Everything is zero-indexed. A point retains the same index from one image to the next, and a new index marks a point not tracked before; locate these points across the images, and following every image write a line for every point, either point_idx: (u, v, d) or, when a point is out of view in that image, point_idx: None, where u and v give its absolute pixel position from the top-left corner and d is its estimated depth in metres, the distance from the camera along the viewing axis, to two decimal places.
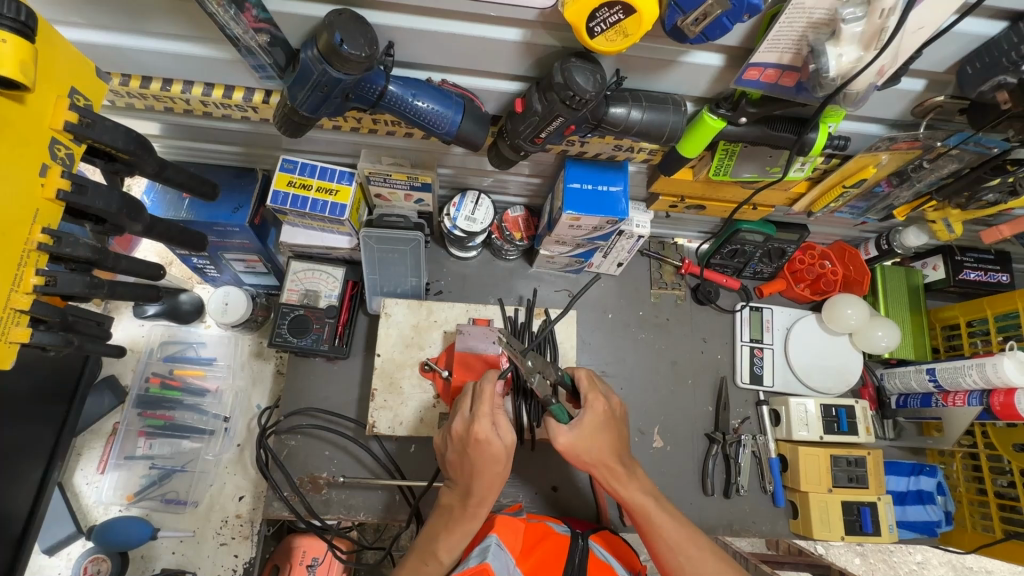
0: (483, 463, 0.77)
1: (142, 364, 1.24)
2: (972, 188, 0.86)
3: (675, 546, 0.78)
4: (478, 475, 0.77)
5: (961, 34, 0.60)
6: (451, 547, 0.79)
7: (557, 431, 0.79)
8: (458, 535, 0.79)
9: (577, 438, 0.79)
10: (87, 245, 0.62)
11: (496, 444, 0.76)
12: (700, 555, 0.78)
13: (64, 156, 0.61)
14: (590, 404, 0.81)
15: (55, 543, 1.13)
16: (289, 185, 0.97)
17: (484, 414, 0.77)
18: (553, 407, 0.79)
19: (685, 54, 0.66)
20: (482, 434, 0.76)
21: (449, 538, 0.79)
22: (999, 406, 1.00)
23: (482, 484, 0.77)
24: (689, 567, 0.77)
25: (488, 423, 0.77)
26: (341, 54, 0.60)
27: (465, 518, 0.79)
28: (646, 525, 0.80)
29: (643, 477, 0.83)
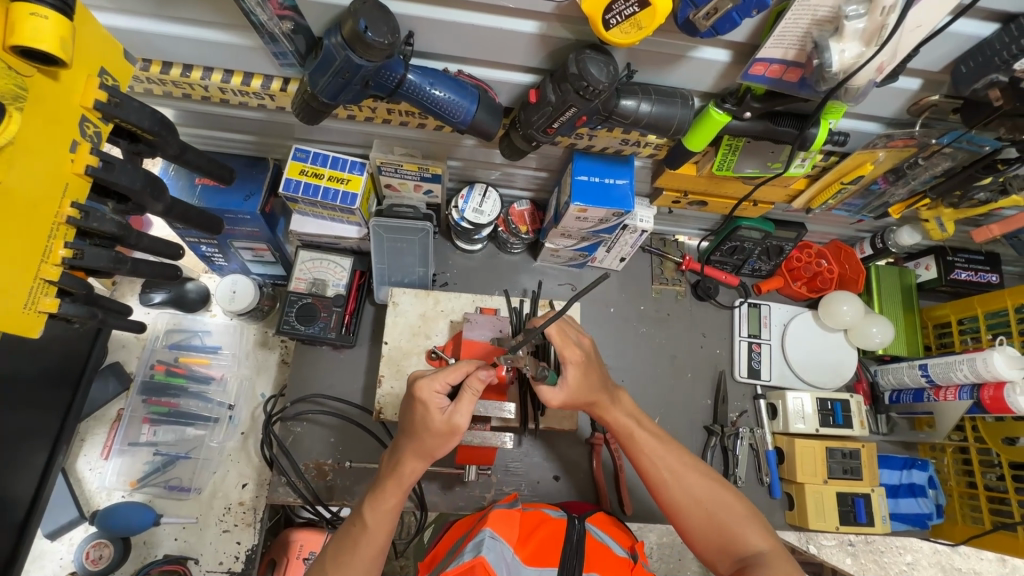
0: (417, 427, 0.76)
1: (148, 351, 1.25)
2: (964, 185, 0.89)
3: (656, 460, 0.83)
4: (411, 439, 0.77)
5: (955, 34, 0.63)
6: (376, 515, 0.79)
7: (548, 395, 0.81)
8: (384, 503, 0.79)
9: (569, 394, 0.81)
10: (113, 220, 0.64)
11: (437, 414, 0.75)
12: (679, 468, 0.83)
13: (93, 133, 0.62)
14: (567, 358, 0.81)
15: (56, 528, 1.12)
16: (301, 173, 0.99)
17: (438, 380, 0.75)
18: (546, 376, 0.79)
19: (694, 49, 0.69)
20: (423, 392, 0.75)
21: (371, 505, 0.79)
22: (989, 399, 1.03)
23: (411, 449, 0.78)
24: (672, 480, 0.82)
25: (438, 390, 0.75)
26: (365, 40, 0.62)
27: (391, 483, 0.79)
28: (630, 444, 0.86)
29: (625, 401, 0.88)
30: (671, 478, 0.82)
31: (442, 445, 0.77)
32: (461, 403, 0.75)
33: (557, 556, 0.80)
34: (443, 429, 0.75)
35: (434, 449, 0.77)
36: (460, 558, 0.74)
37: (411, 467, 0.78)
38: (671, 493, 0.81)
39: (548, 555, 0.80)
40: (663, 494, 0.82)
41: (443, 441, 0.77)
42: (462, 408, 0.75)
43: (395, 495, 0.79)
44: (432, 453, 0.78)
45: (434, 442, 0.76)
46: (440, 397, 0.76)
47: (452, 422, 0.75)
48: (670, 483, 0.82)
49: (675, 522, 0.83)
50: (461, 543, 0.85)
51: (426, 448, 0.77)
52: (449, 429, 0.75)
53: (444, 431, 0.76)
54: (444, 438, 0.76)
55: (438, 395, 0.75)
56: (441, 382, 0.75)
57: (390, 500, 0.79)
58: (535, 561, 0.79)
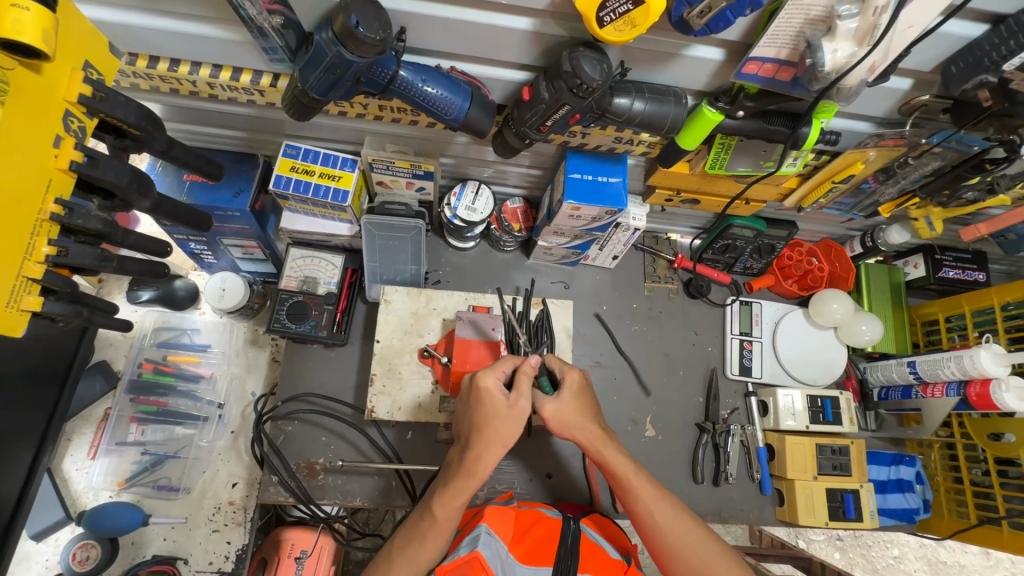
0: (484, 418, 0.77)
1: (135, 350, 1.23)
2: (953, 185, 0.90)
3: (652, 507, 0.80)
4: (482, 432, 0.77)
5: (946, 34, 0.64)
6: (447, 509, 0.77)
7: (542, 401, 0.83)
8: (457, 498, 0.77)
9: (561, 407, 0.82)
10: (98, 218, 0.63)
11: (501, 400, 0.78)
12: (674, 513, 0.80)
13: (77, 128, 0.61)
14: (566, 374, 0.84)
15: (42, 529, 1.11)
16: (292, 170, 0.98)
17: (496, 370, 0.80)
18: (540, 378, 0.83)
19: (687, 47, 0.69)
20: (486, 383, 0.78)
21: (444, 501, 0.77)
22: (976, 396, 1.05)
23: (484, 441, 0.77)
24: (666, 526, 0.79)
25: (497, 378, 0.79)
26: (356, 36, 0.61)
27: (463, 479, 0.77)
28: (625, 489, 0.82)
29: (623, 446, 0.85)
30: (666, 525, 0.79)
31: (514, 430, 0.77)
32: (523, 385, 0.79)
33: (551, 556, 0.80)
34: (509, 413, 0.77)
35: (506, 438, 0.77)
36: (456, 552, 0.75)
37: (484, 461, 0.77)
38: (666, 540, 0.79)
39: (542, 553, 0.81)
40: (656, 541, 0.79)
41: (513, 427, 0.77)
42: (523, 390, 0.79)
43: (468, 491, 0.77)
44: (506, 442, 0.77)
45: (505, 429, 0.77)
46: (500, 385, 0.79)
47: (516, 406, 0.77)
48: (666, 529, 0.79)
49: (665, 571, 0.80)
50: (456, 537, 0.85)
51: (499, 438, 0.77)
52: (514, 412, 0.77)
53: (512, 417, 0.77)
54: (514, 423, 0.77)
55: (498, 383, 0.79)
56: (497, 371, 0.80)
57: (463, 496, 0.77)
58: (530, 559, 0.79)
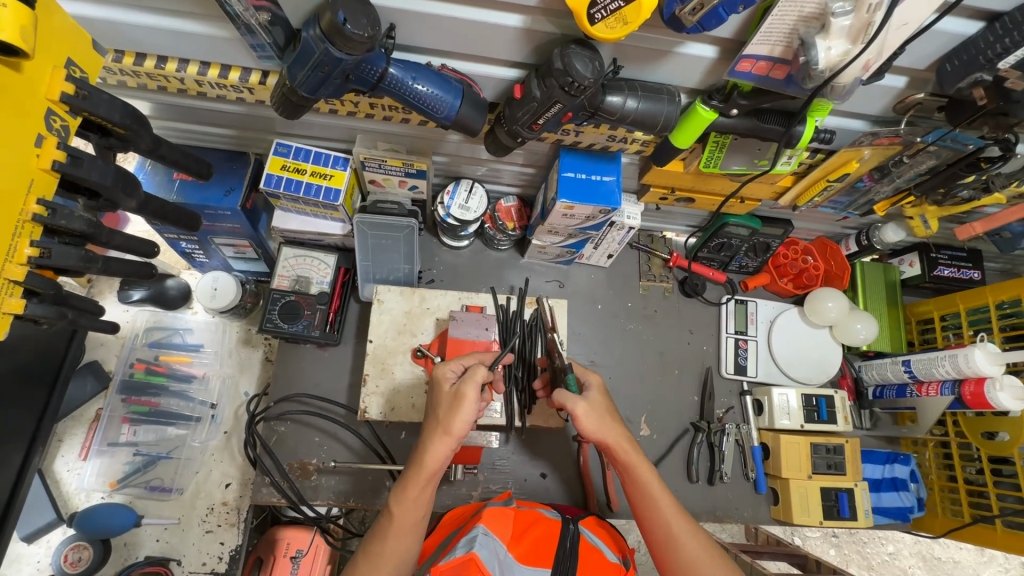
0: (435, 407, 0.77)
1: (127, 350, 1.22)
2: (948, 184, 0.90)
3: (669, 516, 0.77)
4: (432, 421, 0.76)
5: (941, 31, 0.63)
6: (402, 504, 0.74)
7: (573, 402, 0.79)
8: (406, 491, 0.74)
9: (591, 407, 0.79)
10: (82, 219, 0.62)
11: (448, 386, 0.78)
12: (689, 526, 0.77)
13: (59, 127, 0.60)
14: (589, 376, 0.85)
15: (34, 531, 1.10)
16: (283, 168, 0.97)
17: (451, 361, 0.81)
18: (566, 374, 0.83)
19: (680, 45, 0.68)
20: (439, 373, 0.80)
21: (397, 495, 0.75)
22: (970, 395, 1.05)
23: (432, 429, 0.75)
24: (681, 538, 0.76)
25: (451, 368, 0.80)
26: (344, 33, 0.61)
27: (412, 472, 0.75)
28: (642, 496, 0.79)
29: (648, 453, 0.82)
30: (683, 536, 0.76)
31: (456, 415, 0.73)
32: (471, 372, 0.75)
33: (549, 557, 0.80)
34: (450, 398, 0.75)
35: (447, 424, 0.74)
36: (452, 553, 0.74)
37: (429, 450, 0.74)
38: (680, 554, 0.75)
39: (541, 555, 0.80)
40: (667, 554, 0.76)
41: (456, 413, 0.73)
42: (470, 376, 0.75)
43: (416, 484, 0.74)
44: (449, 430, 0.73)
45: (447, 415, 0.74)
46: (453, 374, 0.80)
47: (457, 389, 0.74)
48: (681, 541, 0.76)
49: None
50: (453, 538, 0.83)
51: (442, 425, 0.74)
52: (454, 396, 0.74)
53: (453, 400, 0.75)
54: (454, 408, 0.74)
55: (452, 373, 0.80)
56: (457, 364, 0.81)
57: (411, 489, 0.74)
58: (529, 559, 0.78)
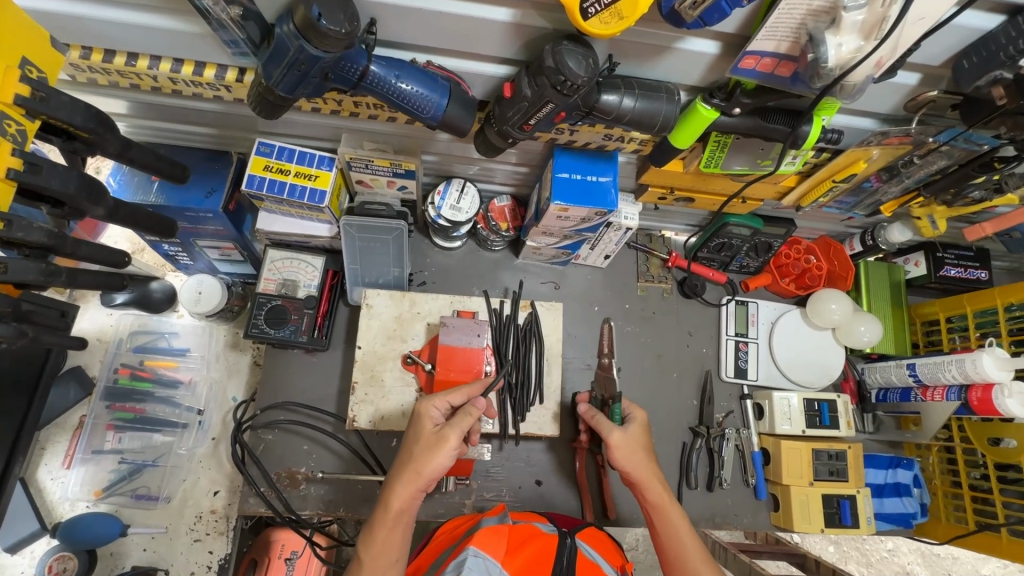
0: (409, 446, 0.76)
1: (110, 355, 1.18)
2: (959, 184, 0.86)
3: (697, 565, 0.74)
4: (404, 459, 0.76)
5: (959, 26, 0.59)
6: (369, 549, 0.71)
7: (609, 430, 0.82)
8: (372, 533, 0.72)
9: (625, 439, 0.82)
10: (41, 230, 0.58)
11: (430, 425, 0.77)
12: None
13: (16, 132, 0.56)
14: (634, 412, 0.86)
15: (16, 542, 1.07)
16: (266, 169, 0.93)
17: (436, 399, 0.80)
18: (614, 403, 0.87)
19: (680, 40, 0.64)
20: (420, 408, 0.79)
21: (364, 539, 0.72)
22: (977, 401, 1.01)
23: (403, 469, 0.74)
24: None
25: (435, 406, 0.79)
26: (319, 29, 0.56)
27: (379, 512, 0.73)
28: (669, 547, 0.77)
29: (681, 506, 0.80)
30: None
31: (432, 458, 0.73)
32: (457, 419, 0.76)
33: None
34: (430, 438, 0.75)
35: (421, 466, 0.73)
36: None
37: (399, 492, 0.73)
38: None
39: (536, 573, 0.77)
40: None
41: (432, 456, 0.73)
42: (455, 422, 0.76)
43: (384, 527, 0.72)
44: (421, 472, 0.73)
45: (421, 456, 0.74)
46: (436, 413, 0.79)
47: (441, 432, 0.75)
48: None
49: None
50: (445, 558, 0.80)
51: (414, 466, 0.74)
52: (436, 438, 0.75)
53: (431, 441, 0.75)
54: (431, 450, 0.74)
55: (436, 412, 0.79)
56: (441, 402, 0.80)
57: (378, 532, 0.72)
58: None
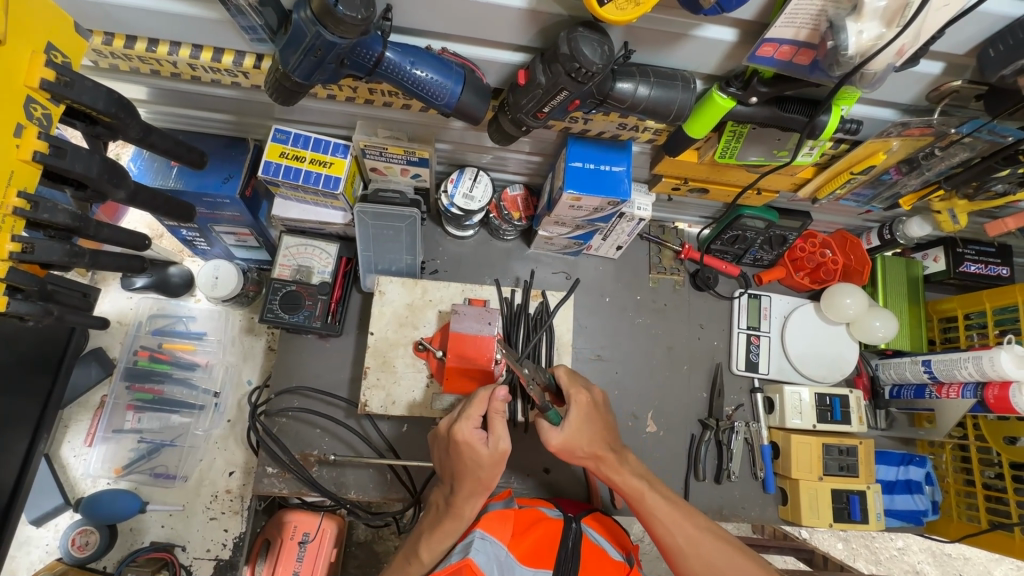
0: (466, 467, 0.76)
1: (130, 337, 1.20)
2: (981, 177, 0.85)
3: (670, 526, 0.80)
4: (466, 477, 0.76)
5: (985, 13, 0.58)
6: (435, 550, 0.79)
7: (549, 434, 0.81)
8: (443, 541, 0.79)
9: (569, 437, 0.81)
10: (65, 212, 0.60)
11: (483, 448, 0.75)
12: (696, 535, 0.80)
13: (41, 116, 0.58)
14: (573, 397, 0.82)
15: (42, 515, 1.12)
16: (281, 156, 0.94)
17: (471, 417, 0.75)
18: (548, 412, 0.80)
19: (698, 27, 0.63)
20: (463, 436, 0.74)
21: (430, 542, 0.80)
22: (993, 399, 1.00)
23: (470, 486, 0.76)
24: (687, 547, 0.79)
25: (473, 426, 0.75)
26: (335, 15, 0.57)
27: (450, 523, 0.79)
28: (643, 511, 0.82)
29: (633, 461, 0.86)
30: (687, 546, 0.79)
31: (496, 473, 0.76)
32: (499, 428, 0.75)
33: (550, 558, 0.78)
34: (493, 459, 0.75)
35: (489, 481, 0.76)
36: (449, 559, 0.73)
37: (469, 504, 0.78)
38: (688, 563, 0.79)
39: (543, 555, 0.78)
40: (677, 561, 0.79)
41: (498, 470, 0.76)
42: (501, 432, 0.75)
43: (454, 532, 0.79)
44: (490, 484, 0.77)
45: (487, 474, 0.76)
46: (478, 433, 0.76)
47: (499, 452, 0.74)
48: (687, 552, 0.79)
49: None
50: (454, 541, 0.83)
51: (481, 482, 0.76)
52: (496, 457, 0.75)
53: (493, 462, 0.75)
54: (495, 468, 0.75)
55: (477, 429, 0.76)
56: (475, 419, 0.75)
57: (450, 538, 0.79)
58: (530, 560, 0.76)
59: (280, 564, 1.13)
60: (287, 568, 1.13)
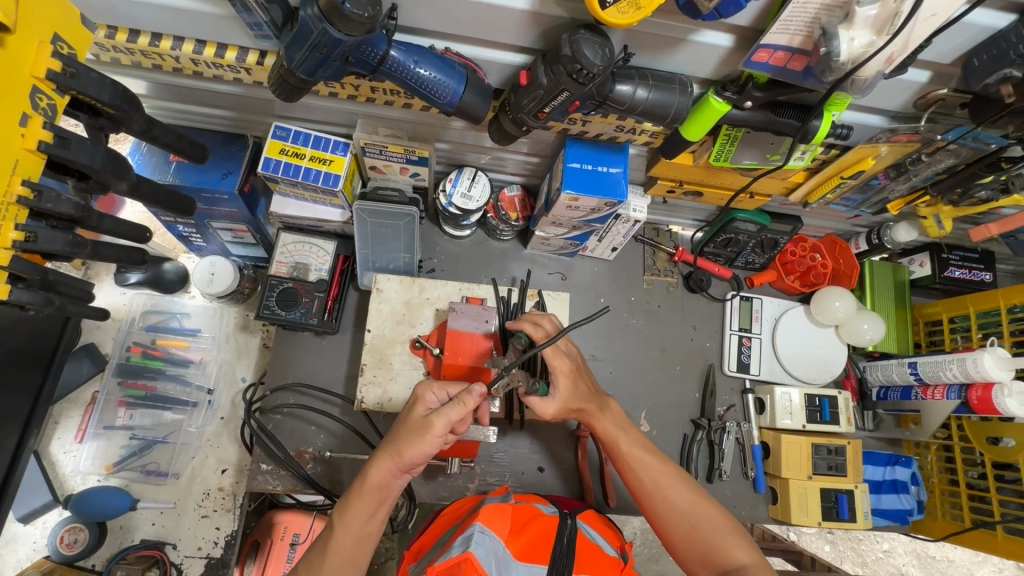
0: (401, 426, 0.77)
1: (123, 333, 1.20)
2: (966, 183, 0.88)
3: (640, 469, 0.82)
4: (392, 436, 0.77)
5: (970, 24, 0.60)
6: (336, 513, 0.76)
7: (543, 406, 0.81)
8: (347, 504, 0.76)
9: (561, 406, 0.82)
10: (70, 202, 0.61)
11: (421, 410, 0.77)
12: (664, 478, 0.81)
13: (47, 106, 0.58)
14: (555, 367, 0.82)
15: (29, 512, 1.10)
16: (281, 152, 0.94)
17: (438, 386, 0.79)
18: (536, 387, 0.79)
19: (695, 32, 0.65)
20: (419, 393, 0.78)
21: (340, 514, 0.75)
22: (976, 400, 1.03)
23: (387, 445, 0.76)
24: (654, 489, 0.81)
25: (434, 393, 0.78)
26: (342, 13, 0.58)
27: (358, 486, 0.77)
28: (617, 454, 0.85)
29: (616, 412, 0.88)
30: (654, 487, 0.81)
31: (412, 441, 0.74)
32: (449, 408, 0.73)
33: (546, 554, 0.78)
34: (417, 423, 0.75)
35: (402, 448, 0.74)
36: (448, 553, 0.73)
37: (378, 468, 0.75)
38: (656, 504, 0.80)
39: (538, 552, 0.78)
40: (645, 503, 0.81)
41: (415, 441, 0.74)
42: (445, 411, 0.74)
43: (358, 499, 0.75)
44: (401, 453, 0.74)
45: (405, 438, 0.75)
46: (433, 400, 0.77)
47: (427, 419, 0.74)
48: (653, 493, 0.81)
49: (661, 534, 0.81)
50: (450, 536, 0.82)
51: (398, 447, 0.75)
52: (421, 424, 0.74)
53: (416, 427, 0.75)
54: (414, 435, 0.74)
55: (433, 398, 0.78)
56: (441, 389, 0.78)
57: (352, 502, 0.75)
58: (526, 556, 0.77)
59: (270, 564, 1.15)
60: (276, 568, 1.15)
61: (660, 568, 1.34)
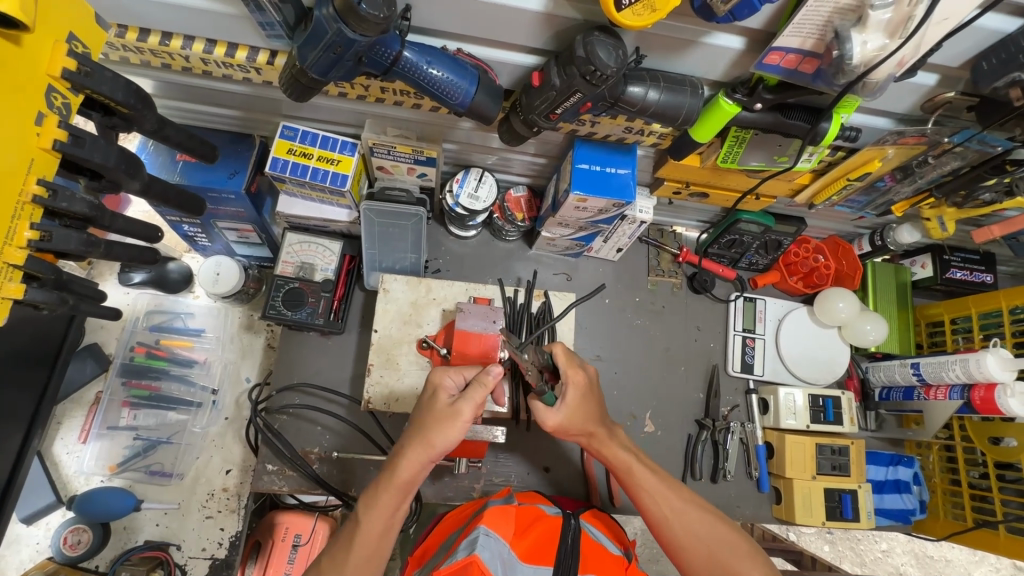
0: (422, 414, 0.77)
1: (127, 333, 1.19)
2: (970, 186, 0.89)
3: (657, 497, 0.81)
4: (416, 425, 0.77)
5: (980, 28, 0.61)
6: (366, 509, 0.75)
7: (546, 415, 0.82)
8: (377, 498, 0.75)
9: (566, 418, 0.82)
10: (83, 201, 0.61)
11: (444, 397, 0.77)
12: (682, 506, 0.81)
13: (61, 105, 0.58)
14: (570, 377, 0.83)
15: (33, 512, 1.10)
16: (289, 152, 0.94)
17: (454, 371, 0.80)
18: (545, 394, 0.81)
19: (707, 35, 0.66)
20: (436, 379, 0.78)
21: (367, 510, 0.75)
22: (980, 400, 1.03)
23: (415, 435, 0.76)
24: (674, 519, 0.80)
25: (451, 377, 0.79)
26: (358, 13, 0.58)
27: (385, 479, 0.75)
28: (630, 482, 0.84)
29: (623, 437, 0.88)
30: (673, 516, 0.80)
31: (443, 430, 0.74)
32: (471, 391, 0.75)
33: (551, 555, 0.78)
34: (445, 411, 0.75)
35: (433, 439, 0.74)
36: (454, 557, 0.72)
37: (408, 460, 0.75)
38: (673, 532, 0.80)
39: (542, 553, 0.78)
40: (664, 533, 0.80)
41: (444, 430, 0.74)
42: (469, 396, 0.75)
43: (389, 494, 0.74)
44: (433, 444, 0.74)
45: (433, 427, 0.74)
46: (451, 386, 0.78)
47: (455, 406, 0.74)
48: (672, 522, 0.80)
49: (679, 563, 0.80)
50: (455, 540, 0.82)
51: (427, 437, 0.74)
52: (450, 411, 0.74)
53: (445, 416, 0.74)
54: (445, 424, 0.74)
55: (451, 383, 0.78)
56: (457, 374, 0.80)
57: (382, 496, 0.74)
58: (531, 558, 0.77)
59: (272, 566, 1.12)
60: (277, 569, 1.13)
61: (662, 568, 1.34)
